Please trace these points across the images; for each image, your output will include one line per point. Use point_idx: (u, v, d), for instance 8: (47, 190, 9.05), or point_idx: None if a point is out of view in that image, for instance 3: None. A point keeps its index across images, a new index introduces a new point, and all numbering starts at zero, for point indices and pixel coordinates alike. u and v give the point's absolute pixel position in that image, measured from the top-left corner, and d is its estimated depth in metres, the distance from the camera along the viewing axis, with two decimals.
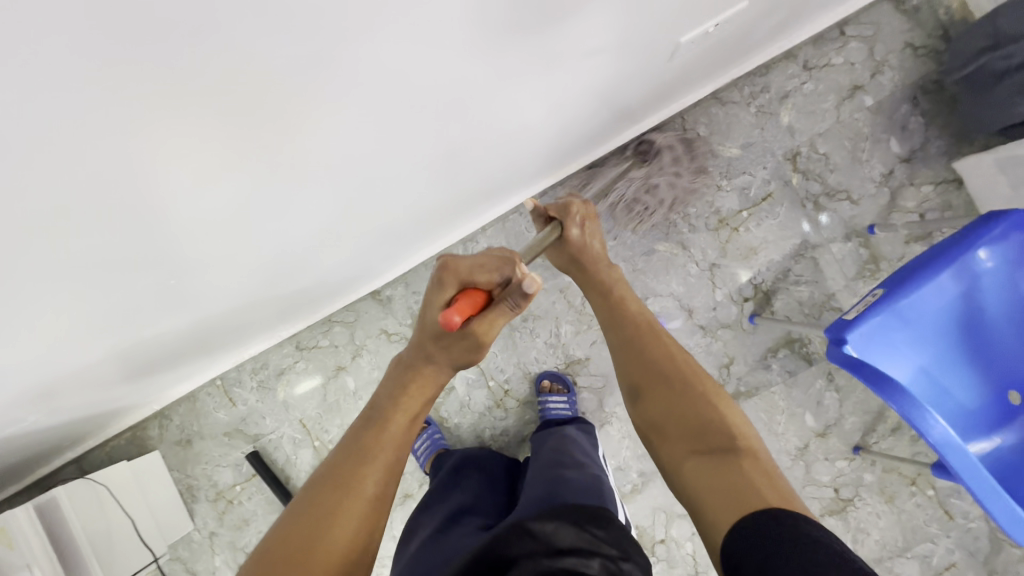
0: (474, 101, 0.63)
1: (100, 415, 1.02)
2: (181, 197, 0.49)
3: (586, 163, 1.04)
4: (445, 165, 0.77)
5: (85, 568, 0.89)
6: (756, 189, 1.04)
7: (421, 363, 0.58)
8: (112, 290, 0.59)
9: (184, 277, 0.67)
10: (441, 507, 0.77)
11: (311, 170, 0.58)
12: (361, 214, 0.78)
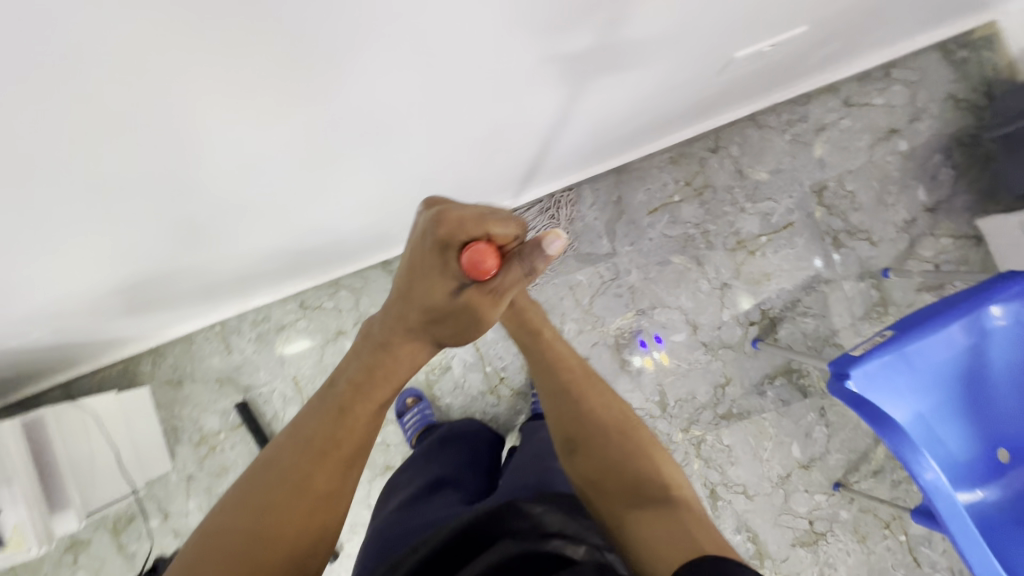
0: (523, 85, 0.63)
1: (97, 344, 1.02)
2: (226, 135, 0.48)
3: (613, 163, 1.05)
4: (482, 145, 0.77)
5: (63, 491, 0.89)
6: (779, 216, 1.04)
7: (393, 345, 0.52)
8: (137, 219, 0.59)
9: (209, 216, 0.67)
10: (424, 478, 0.76)
11: (354, 130, 0.58)
12: (391, 181, 0.78)
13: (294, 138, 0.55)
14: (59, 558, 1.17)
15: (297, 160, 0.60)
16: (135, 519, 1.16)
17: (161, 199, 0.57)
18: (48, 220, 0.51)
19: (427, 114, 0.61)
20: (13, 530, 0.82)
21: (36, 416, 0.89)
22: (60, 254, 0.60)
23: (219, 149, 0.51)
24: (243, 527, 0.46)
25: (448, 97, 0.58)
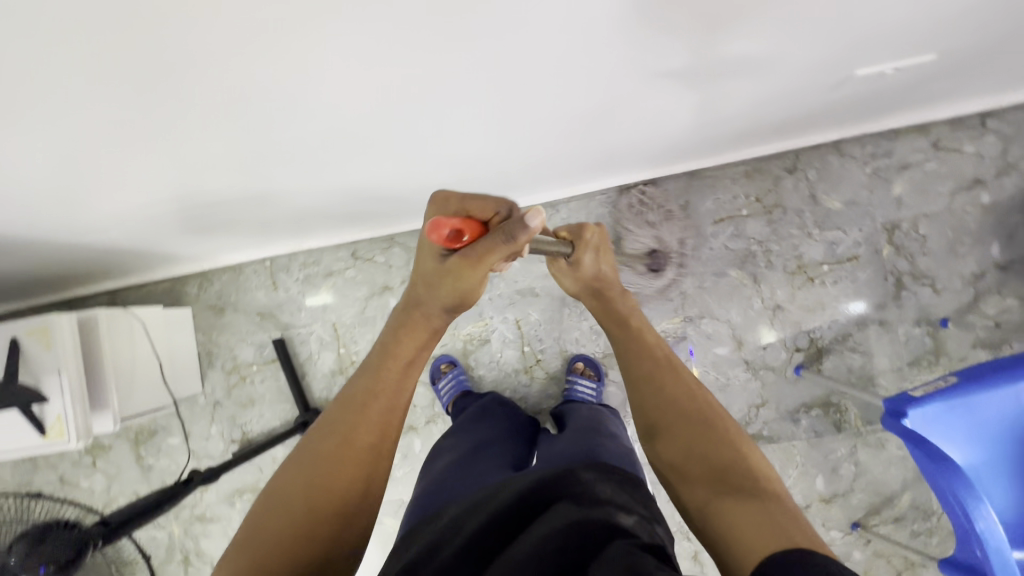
0: (641, 66, 0.62)
1: (153, 256, 1.03)
2: (360, 60, 0.49)
3: (687, 165, 1.04)
4: (577, 121, 0.77)
5: (103, 390, 0.91)
6: (845, 248, 1.03)
7: (411, 308, 0.58)
8: (243, 130, 0.60)
9: (305, 142, 0.67)
10: (467, 443, 0.77)
11: (472, 80, 0.58)
12: (480, 142, 0.78)
13: (416, 77, 0.54)
14: (79, 458, 1.20)
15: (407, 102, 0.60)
16: (158, 433, 1.18)
17: (273, 113, 0.57)
18: (168, 109, 0.52)
19: (542, 77, 0.60)
20: (55, 419, 0.85)
21: (89, 315, 0.90)
22: (161, 149, 0.61)
23: (346, 73, 0.51)
24: (303, 483, 0.49)
25: (570, 63, 0.58)
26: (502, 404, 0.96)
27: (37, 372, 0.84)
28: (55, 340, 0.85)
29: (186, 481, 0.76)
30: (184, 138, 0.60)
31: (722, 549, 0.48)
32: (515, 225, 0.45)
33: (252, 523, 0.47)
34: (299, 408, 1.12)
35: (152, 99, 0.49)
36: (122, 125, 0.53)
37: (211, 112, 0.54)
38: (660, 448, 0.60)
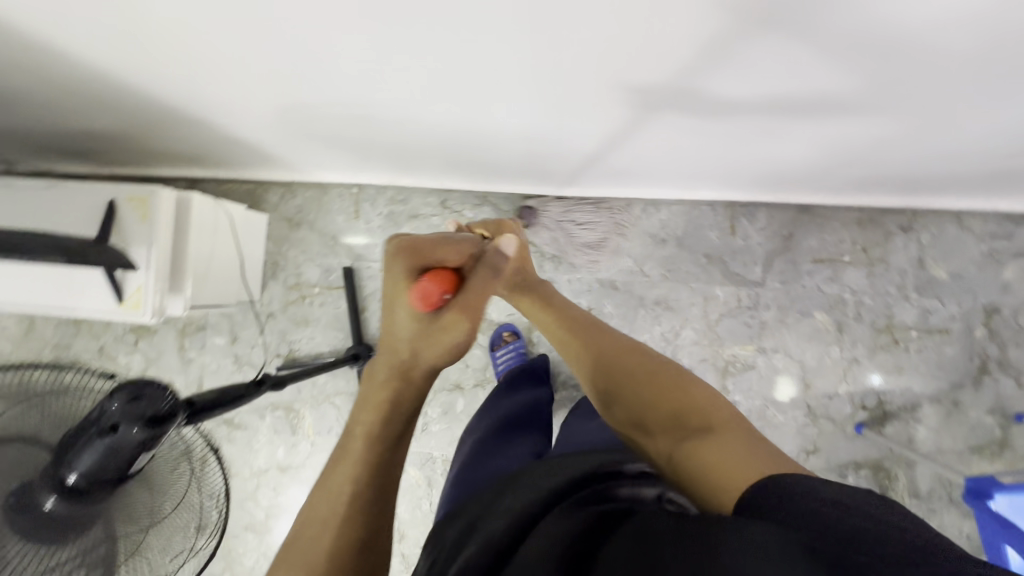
0: (844, 86, 0.59)
1: (251, 155, 1.01)
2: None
3: (803, 199, 1.01)
4: (732, 132, 0.76)
5: (183, 275, 0.90)
6: (938, 319, 1.01)
7: (405, 367, 0.45)
8: (430, 46, 0.57)
9: (474, 77, 0.64)
10: (492, 428, 0.81)
11: (681, 56, 0.55)
12: (631, 126, 0.76)
13: (634, 36, 0.52)
14: (122, 334, 1.19)
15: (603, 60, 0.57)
16: (206, 330, 1.18)
17: (472, 36, 0.55)
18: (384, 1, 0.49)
19: (746, 72, 0.57)
20: (135, 290, 0.83)
21: (185, 196, 0.88)
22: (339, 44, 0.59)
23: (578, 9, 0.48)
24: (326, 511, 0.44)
25: (785, 66, 0.55)
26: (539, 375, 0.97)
27: (128, 239, 0.83)
28: (153, 212, 0.83)
29: (260, 382, 0.76)
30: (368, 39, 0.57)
31: (695, 493, 0.45)
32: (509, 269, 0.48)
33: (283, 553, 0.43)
34: (352, 340, 1.12)
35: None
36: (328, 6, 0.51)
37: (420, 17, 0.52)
38: (617, 413, 0.58)
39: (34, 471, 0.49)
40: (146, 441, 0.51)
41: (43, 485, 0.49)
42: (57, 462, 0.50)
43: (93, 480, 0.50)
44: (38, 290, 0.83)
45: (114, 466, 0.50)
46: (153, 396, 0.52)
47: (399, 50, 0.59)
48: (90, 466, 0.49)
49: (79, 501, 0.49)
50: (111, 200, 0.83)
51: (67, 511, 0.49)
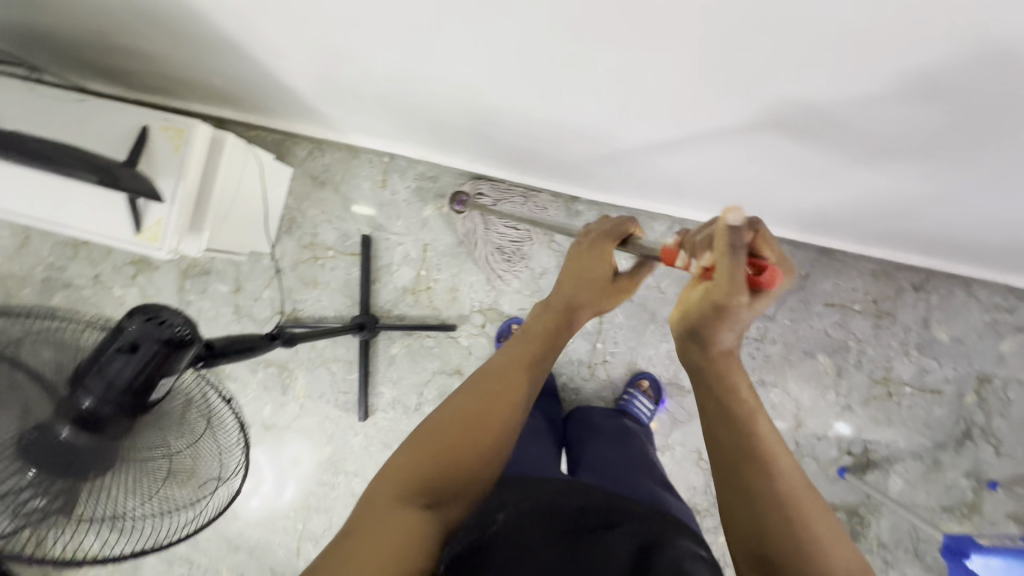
0: (908, 138, 0.60)
1: (287, 106, 0.98)
2: (712, 11, 0.45)
3: (826, 243, 1.03)
4: (780, 166, 0.76)
5: (204, 215, 0.87)
6: (933, 379, 1.04)
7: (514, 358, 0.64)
8: (511, 27, 0.57)
9: (545, 68, 0.64)
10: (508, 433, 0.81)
11: (761, 84, 0.55)
12: (684, 143, 0.77)
13: (722, 56, 0.52)
14: (122, 266, 1.16)
15: (682, 76, 0.57)
16: (209, 275, 1.15)
17: (558, 25, 0.54)
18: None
19: (819, 111, 0.58)
20: (155, 222, 0.81)
21: (220, 135, 0.86)
22: (418, 8, 0.58)
23: (676, 19, 0.48)
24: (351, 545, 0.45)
25: (861, 110, 0.56)
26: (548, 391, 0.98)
27: (156, 168, 0.81)
28: (186, 145, 0.81)
29: (274, 337, 0.74)
30: (450, 8, 0.56)
31: None
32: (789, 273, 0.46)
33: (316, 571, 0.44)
34: (359, 309, 1.10)
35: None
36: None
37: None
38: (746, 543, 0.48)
39: (50, 407, 0.47)
40: (161, 358, 0.51)
41: (65, 420, 0.47)
42: (75, 393, 0.48)
43: (115, 404, 0.49)
44: (49, 207, 0.80)
45: (133, 385, 0.49)
46: (166, 320, 0.51)
47: (478, 25, 0.58)
48: (106, 381, 0.48)
49: (103, 432, 0.49)
50: (145, 126, 0.80)
51: (90, 442, 0.48)
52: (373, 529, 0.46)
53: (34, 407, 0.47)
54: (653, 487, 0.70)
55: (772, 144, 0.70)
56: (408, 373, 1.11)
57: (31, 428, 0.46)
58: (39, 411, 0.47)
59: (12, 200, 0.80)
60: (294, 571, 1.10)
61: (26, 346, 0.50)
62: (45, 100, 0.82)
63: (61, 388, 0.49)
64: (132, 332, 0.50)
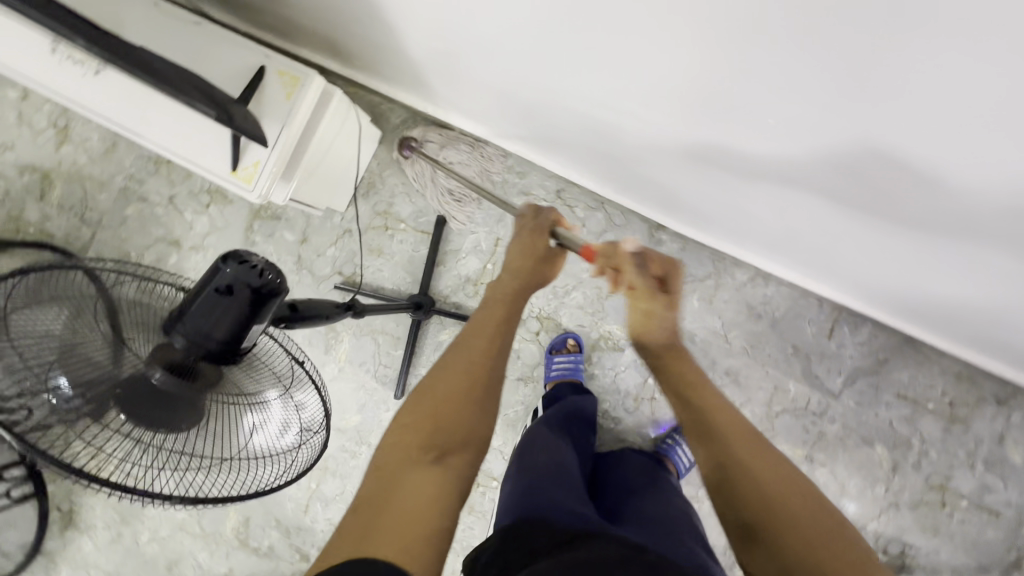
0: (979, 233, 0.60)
1: (396, 73, 0.96)
2: (901, 75, 0.42)
3: (915, 333, 0.97)
4: (908, 248, 0.71)
5: (297, 166, 0.86)
6: (993, 499, 0.97)
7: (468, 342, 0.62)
8: (674, 52, 0.53)
9: (691, 100, 0.60)
10: (553, 456, 0.77)
11: (867, 150, 0.54)
12: (810, 204, 0.72)
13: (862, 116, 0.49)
14: (197, 192, 1.17)
15: (797, 126, 0.56)
16: (279, 221, 1.15)
17: (728, 62, 0.50)
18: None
19: (891, 187, 0.59)
20: (250, 164, 0.80)
21: (330, 89, 0.84)
22: (581, 11, 0.54)
23: (847, 75, 0.45)
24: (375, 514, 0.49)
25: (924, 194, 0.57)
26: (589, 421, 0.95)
27: (265, 110, 0.80)
28: (298, 93, 0.79)
29: (348, 308, 0.72)
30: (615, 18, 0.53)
31: None
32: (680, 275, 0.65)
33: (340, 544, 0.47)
34: (418, 289, 1.09)
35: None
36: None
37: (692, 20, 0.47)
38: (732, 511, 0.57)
39: (138, 356, 0.48)
40: (252, 306, 0.51)
41: (155, 364, 0.47)
42: (169, 345, 0.49)
43: (202, 351, 0.49)
44: (161, 131, 0.81)
45: (225, 331, 0.50)
46: (258, 265, 0.52)
47: (638, 41, 0.55)
48: (198, 324, 0.49)
49: (191, 382, 0.49)
50: (262, 67, 0.79)
51: (176, 388, 0.48)
52: (398, 489, 0.50)
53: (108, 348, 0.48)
54: (700, 554, 0.64)
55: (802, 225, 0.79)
56: None
57: (118, 382, 0.46)
58: (125, 361, 0.48)
59: (127, 116, 0.82)
60: (299, 526, 1.12)
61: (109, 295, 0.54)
62: (168, 19, 0.81)
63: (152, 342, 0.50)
64: (226, 275, 0.51)
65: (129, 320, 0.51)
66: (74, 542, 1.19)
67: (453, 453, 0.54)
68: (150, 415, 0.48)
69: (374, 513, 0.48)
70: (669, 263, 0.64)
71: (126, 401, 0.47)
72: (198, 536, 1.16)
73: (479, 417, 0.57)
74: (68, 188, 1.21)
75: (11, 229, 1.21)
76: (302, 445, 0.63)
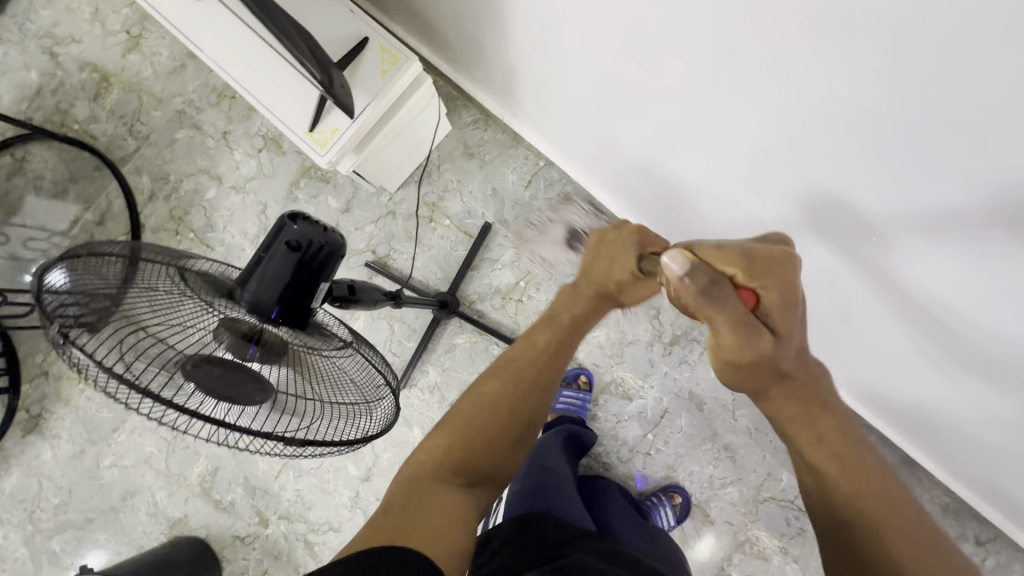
0: (963, 379, 0.68)
1: (486, 75, 0.96)
2: (938, 252, 0.52)
3: (914, 457, 0.97)
4: (938, 376, 0.71)
5: (370, 141, 0.86)
6: None
7: (494, 365, 0.66)
8: (794, 132, 0.54)
9: (785, 180, 0.61)
10: (560, 466, 0.81)
11: (903, 290, 0.61)
12: (850, 309, 0.73)
13: (897, 269, 0.59)
14: (252, 135, 1.16)
15: (848, 254, 0.63)
16: (326, 184, 1.13)
17: (848, 153, 0.51)
18: (826, 74, 0.45)
19: (899, 319, 0.67)
20: (326, 129, 0.79)
21: (424, 76, 0.84)
22: (716, 72, 0.55)
23: (894, 237, 0.55)
24: (389, 518, 0.51)
25: (921, 329, 0.65)
26: (585, 449, 0.98)
27: (358, 80, 0.79)
28: (395, 73, 0.79)
29: (389, 297, 0.72)
30: (748, 86, 0.53)
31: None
32: (797, 269, 0.49)
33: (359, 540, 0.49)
34: (448, 288, 1.09)
35: (855, 61, 0.42)
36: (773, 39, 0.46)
37: (827, 108, 0.48)
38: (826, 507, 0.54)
39: (212, 317, 0.49)
40: (315, 264, 0.52)
41: (222, 332, 0.49)
42: (236, 311, 0.50)
43: (263, 317, 0.51)
44: (247, 66, 0.80)
45: (287, 291, 0.51)
46: (326, 227, 0.52)
47: (762, 115, 0.55)
48: (263, 287, 0.50)
49: (259, 348, 0.50)
50: (366, 39, 0.79)
51: (242, 354, 0.49)
52: (424, 502, 0.53)
53: (165, 302, 0.47)
54: None
55: (809, 323, 0.85)
56: (460, 368, 1.08)
57: (189, 359, 0.46)
58: (194, 321, 0.48)
59: (215, 41, 0.80)
60: (267, 489, 1.11)
61: (162, 252, 0.50)
62: None
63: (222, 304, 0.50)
64: (294, 231, 0.51)
65: (200, 277, 0.50)
66: (34, 448, 1.15)
67: (482, 486, 0.59)
68: (203, 370, 0.46)
69: (397, 516, 0.51)
70: (776, 262, 0.48)
71: (195, 367, 0.46)
72: (161, 474, 1.13)
73: (512, 450, 0.63)
74: (123, 97, 1.19)
75: (55, 122, 1.19)
76: (374, 401, 0.57)
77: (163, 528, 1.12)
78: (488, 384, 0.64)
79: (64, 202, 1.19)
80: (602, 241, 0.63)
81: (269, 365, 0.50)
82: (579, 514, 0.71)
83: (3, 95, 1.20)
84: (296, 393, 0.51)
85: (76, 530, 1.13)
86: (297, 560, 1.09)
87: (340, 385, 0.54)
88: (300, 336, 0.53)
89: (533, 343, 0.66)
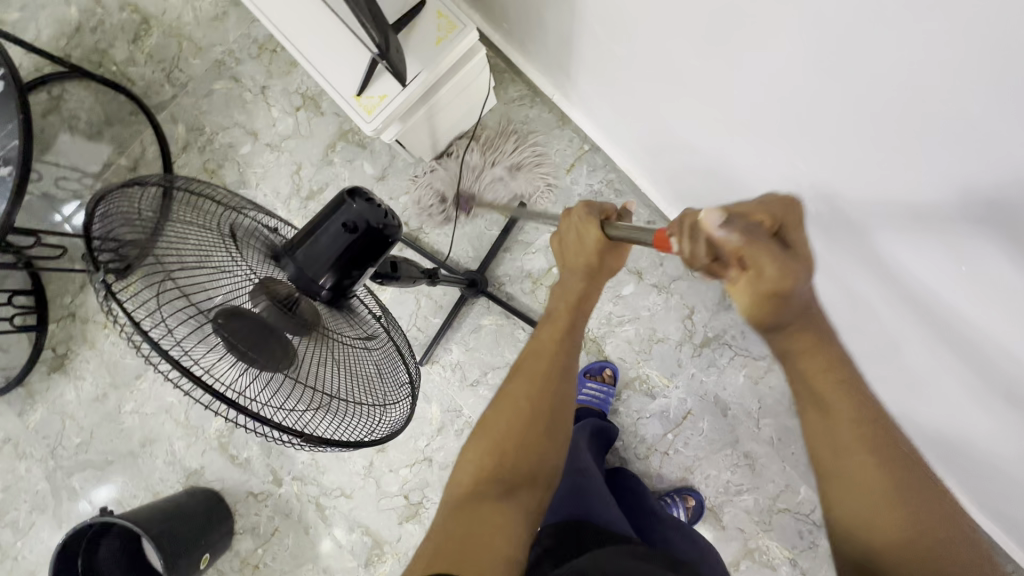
0: (1000, 408, 0.62)
1: (539, 48, 0.91)
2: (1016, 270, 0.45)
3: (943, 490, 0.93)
4: (977, 406, 0.65)
5: (418, 111, 0.82)
6: None
7: (515, 368, 0.66)
8: (829, 139, 0.54)
9: (819, 189, 0.60)
10: (593, 463, 0.83)
11: (946, 305, 0.56)
12: (891, 328, 0.68)
13: (940, 290, 0.55)
14: (291, 92, 1.13)
15: (888, 266, 0.59)
16: (363, 150, 1.11)
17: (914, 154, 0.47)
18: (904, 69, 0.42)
19: (938, 345, 0.62)
20: (373, 94, 0.76)
21: (479, 46, 0.80)
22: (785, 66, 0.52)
23: (940, 251, 0.51)
24: (434, 546, 0.51)
25: (963, 352, 0.59)
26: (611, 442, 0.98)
27: (411, 47, 0.75)
28: (450, 41, 0.75)
29: (427, 277, 0.70)
30: (805, 87, 0.52)
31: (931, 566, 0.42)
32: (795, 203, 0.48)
33: (414, 564, 0.50)
34: (478, 267, 1.06)
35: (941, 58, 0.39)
36: (827, 39, 0.46)
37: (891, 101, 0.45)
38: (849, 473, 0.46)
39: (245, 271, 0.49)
40: (370, 247, 0.50)
41: (260, 295, 0.47)
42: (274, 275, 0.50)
43: (306, 288, 0.50)
44: (292, 17, 0.76)
45: (335, 267, 0.49)
46: (387, 210, 0.51)
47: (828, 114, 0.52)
48: (315, 259, 0.48)
49: (293, 317, 0.48)
50: (423, 1, 0.75)
51: (278, 320, 0.47)
52: (473, 525, 0.52)
53: (191, 241, 0.48)
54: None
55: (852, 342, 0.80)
56: (484, 349, 1.07)
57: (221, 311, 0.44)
58: (221, 269, 0.48)
59: None
60: (283, 449, 1.12)
61: (195, 187, 0.53)
62: None
63: (266, 267, 0.51)
64: (352, 210, 0.49)
65: (242, 231, 0.53)
66: (58, 387, 1.17)
67: (521, 489, 0.58)
68: (231, 326, 0.44)
69: (438, 547, 0.50)
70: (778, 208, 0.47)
71: (223, 323, 0.43)
72: (180, 424, 1.15)
73: (549, 446, 0.61)
74: (163, 40, 1.16)
75: (93, 61, 1.16)
76: (388, 404, 0.56)
77: (179, 477, 1.13)
78: (513, 392, 0.63)
79: (99, 145, 1.17)
80: (564, 236, 0.65)
81: (300, 337, 0.48)
82: (614, 514, 0.72)
83: (42, 29, 1.17)
84: (308, 379, 0.48)
85: (95, 470, 1.15)
86: (308, 521, 1.10)
87: (359, 379, 0.53)
88: (333, 317, 0.53)
89: (540, 344, 0.66)
